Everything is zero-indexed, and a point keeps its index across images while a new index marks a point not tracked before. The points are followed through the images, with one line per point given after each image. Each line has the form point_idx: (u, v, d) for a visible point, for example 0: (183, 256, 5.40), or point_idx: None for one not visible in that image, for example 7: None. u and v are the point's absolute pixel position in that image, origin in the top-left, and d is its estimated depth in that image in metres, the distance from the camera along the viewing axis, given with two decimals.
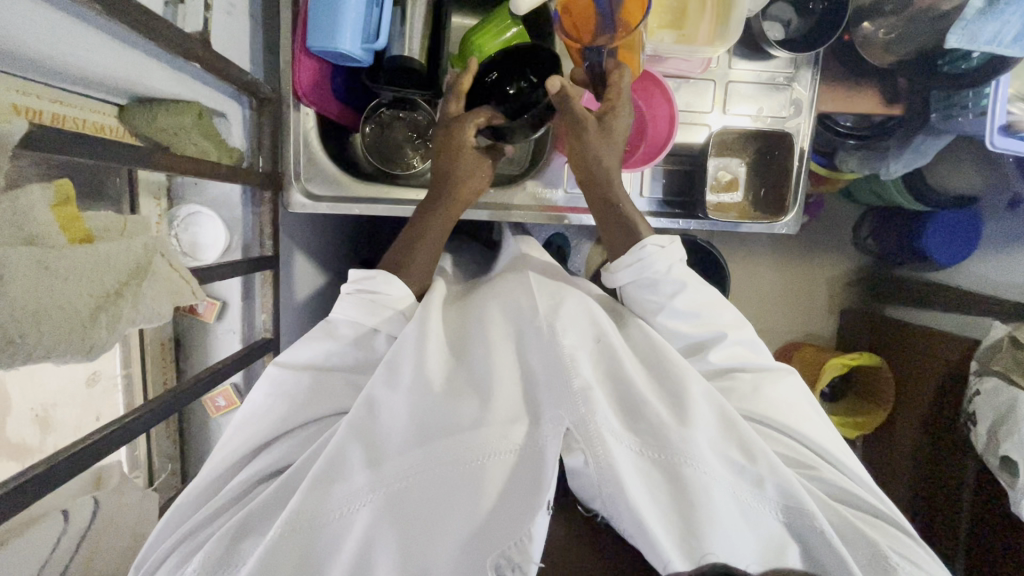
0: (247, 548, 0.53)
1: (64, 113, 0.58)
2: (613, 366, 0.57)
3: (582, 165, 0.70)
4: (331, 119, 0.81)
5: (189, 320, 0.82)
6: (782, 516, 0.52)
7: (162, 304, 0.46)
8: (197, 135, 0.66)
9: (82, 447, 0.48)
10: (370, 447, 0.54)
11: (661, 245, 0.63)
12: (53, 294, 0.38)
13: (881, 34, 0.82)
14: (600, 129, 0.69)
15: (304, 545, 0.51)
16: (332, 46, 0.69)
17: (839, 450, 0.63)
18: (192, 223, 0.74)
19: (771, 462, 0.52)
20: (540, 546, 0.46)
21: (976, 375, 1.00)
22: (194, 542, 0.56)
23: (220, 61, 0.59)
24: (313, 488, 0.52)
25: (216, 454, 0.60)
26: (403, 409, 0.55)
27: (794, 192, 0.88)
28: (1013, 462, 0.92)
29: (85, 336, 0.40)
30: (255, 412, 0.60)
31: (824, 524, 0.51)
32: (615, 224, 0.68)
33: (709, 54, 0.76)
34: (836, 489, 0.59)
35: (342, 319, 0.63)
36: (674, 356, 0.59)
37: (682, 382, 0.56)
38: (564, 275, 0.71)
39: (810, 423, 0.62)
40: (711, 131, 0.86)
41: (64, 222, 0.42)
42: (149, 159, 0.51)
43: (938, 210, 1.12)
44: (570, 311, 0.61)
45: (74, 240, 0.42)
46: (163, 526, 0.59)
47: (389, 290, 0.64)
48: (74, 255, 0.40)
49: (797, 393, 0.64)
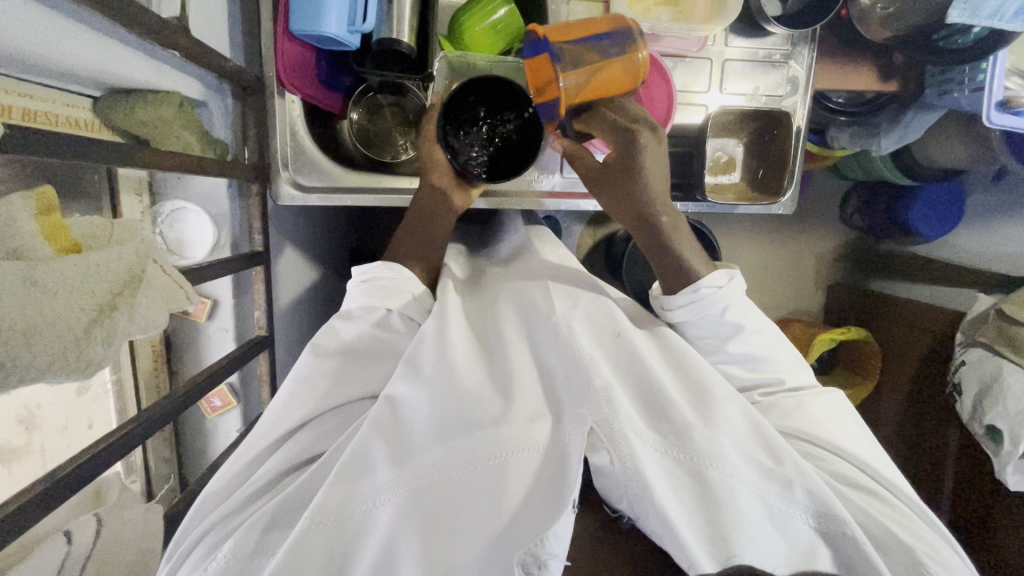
0: (275, 540, 0.53)
1: (35, 108, 0.54)
2: (636, 366, 0.56)
3: (623, 208, 0.70)
4: (318, 105, 0.77)
5: (178, 320, 0.79)
6: (813, 521, 0.52)
7: (157, 313, 0.45)
8: (179, 127, 0.62)
9: (80, 464, 0.46)
10: (394, 442, 0.53)
11: (718, 285, 0.63)
12: (42, 311, 0.36)
13: (880, 8, 0.80)
14: (627, 172, 0.68)
15: (333, 540, 0.50)
16: (319, 30, 0.66)
17: (879, 461, 0.62)
18: (176, 219, 0.71)
19: (798, 464, 0.52)
20: (563, 543, 0.45)
21: (962, 347, 1.03)
22: (222, 532, 0.54)
23: (200, 48, 0.56)
24: (339, 481, 0.51)
25: (241, 445, 0.59)
26: (427, 405, 0.54)
27: (791, 169, 0.87)
28: (998, 431, 0.94)
29: (79, 353, 0.38)
30: (277, 405, 0.58)
31: (853, 529, 0.51)
32: (664, 259, 0.67)
33: (706, 31, 0.75)
34: (864, 490, 0.58)
35: (354, 306, 0.63)
36: (697, 358, 0.59)
37: (706, 385, 0.56)
38: (581, 276, 0.68)
39: (853, 439, 0.62)
40: (707, 112, 0.84)
41: (49, 232, 0.39)
42: (130, 156, 0.48)
43: (925, 183, 1.14)
44: (588, 310, 0.61)
45: (61, 249, 0.40)
46: (191, 515, 0.58)
47: (397, 276, 0.65)
48: (65, 267, 0.38)
49: (839, 408, 0.65)
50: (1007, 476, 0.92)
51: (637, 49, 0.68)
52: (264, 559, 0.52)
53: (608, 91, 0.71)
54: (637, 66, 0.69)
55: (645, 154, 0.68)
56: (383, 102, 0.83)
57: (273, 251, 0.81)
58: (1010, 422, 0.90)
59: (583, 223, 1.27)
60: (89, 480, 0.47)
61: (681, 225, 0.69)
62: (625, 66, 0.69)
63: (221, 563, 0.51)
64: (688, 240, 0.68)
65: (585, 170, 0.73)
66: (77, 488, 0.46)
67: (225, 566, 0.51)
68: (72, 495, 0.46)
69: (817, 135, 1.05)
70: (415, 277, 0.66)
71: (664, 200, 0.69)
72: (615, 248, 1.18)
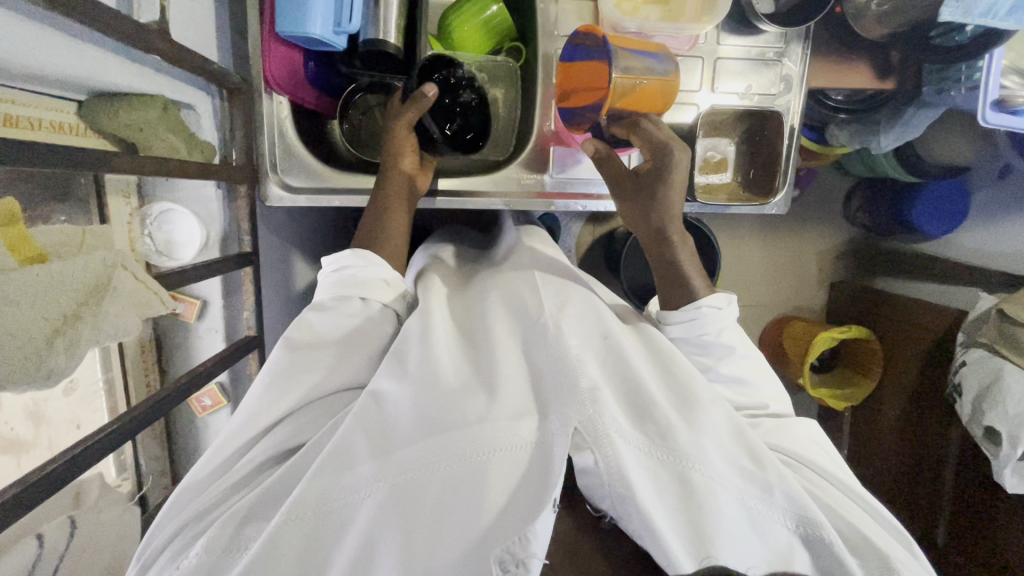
0: (250, 535, 0.52)
1: (17, 113, 0.54)
2: (622, 366, 0.56)
3: (645, 222, 0.69)
4: (306, 106, 0.78)
5: (168, 320, 0.80)
6: (793, 526, 0.52)
7: (127, 319, 0.47)
8: (163, 130, 0.63)
9: (56, 466, 0.47)
10: (377, 438, 0.53)
11: (717, 306, 0.64)
12: (1, 322, 0.39)
13: (874, 6, 0.80)
14: (655, 184, 0.68)
15: (310, 534, 0.50)
16: (303, 32, 0.66)
17: (852, 478, 0.62)
18: (164, 221, 0.71)
19: (778, 470, 0.52)
20: (543, 543, 0.46)
21: (962, 348, 1.02)
22: (194, 530, 0.54)
23: (180, 52, 0.56)
24: (319, 473, 0.52)
25: (215, 441, 0.58)
26: (410, 402, 0.54)
27: (784, 168, 0.86)
28: (997, 433, 0.93)
29: (40, 363, 0.41)
30: (251, 401, 0.58)
31: (831, 534, 0.51)
32: (670, 274, 0.68)
33: (697, 30, 0.74)
34: (844, 502, 0.58)
35: (326, 297, 0.64)
36: (682, 362, 0.59)
37: (691, 388, 0.56)
38: (567, 270, 0.70)
39: (827, 456, 0.63)
40: (699, 111, 0.83)
41: (12, 243, 0.43)
42: (110, 162, 0.49)
43: (929, 180, 1.11)
44: (576, 311, 0.60)
45: (24, 260, 0.43)
46: (163, 513, 0.58)
47: (366, 264, 0.65)
48: (25, 278, 0.40)
49: (819, 441, 0.65)
50: (1006, 479, 0.91)
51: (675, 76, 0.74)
52: (236, 555, 0.52)
53: (644, 107, 0.74)
54: (672, 88, 0.74)
55: (676, 174, 0.68)
56: (374, 102, 0.83)
57: (263, 251, 0.81)
58: (1010, 423, 0.89)
59: (583, 221, 1.26)
60: (66, 481, 0.48)
61: (689, 243, 0.70)
62: (661, 86, 0.73)
63: (195, 559, 0.51)
64: (693, 258, 0.69)
65: (614, 179, 0.72)
66: (53, 489, 0.47)
67: (197, 563, 0.51)
68: (49, 496, 0.47)
69: (815, 132, 1.03)
70: (382, 262, 0.66)
71: (678, 223, 0.69)
72: (613, 247, 1.17)
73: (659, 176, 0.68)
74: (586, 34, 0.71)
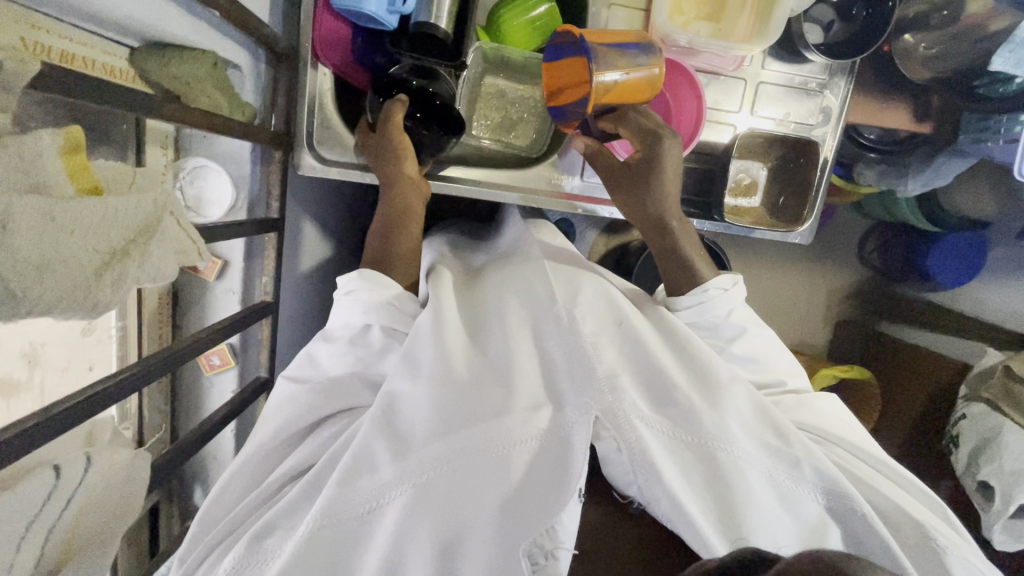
0: (273, 544, 0.54)
1: (73, 52, 0.55)
2: (639, 351, 0.55)
3: (642, 208, 0.69)
4: (350, 82, 0.78)
5: (187, 276, 0.81)
6: (824, 500, 0.52)
7: (166, 264, 0.48)
8: (210, 86, 0.63)
9: (78, 403, 0.48)
10: (393, 439, 0.52)
11: (724, 288, 0.64)
12: (58, 247, 0.39)
13: (922, 48, 0.83)
14: (648, 173, 0.68)
15: (338, 538, 0.51)
16: (358, 6, 0.67)
17: (875, 447, 0.62)
18: (197, 176, 0.73)
19: (805, 446, 0.52)
20: (569, 532, 0.47)
21: (964, 401, 1.02)
22: (227, 543, 0.57)
23: (239, 10, 0.57)
24: (340, 484, 0.51)
25: (247, 442, 0.60)
26: (426, 400, 0.52)
27: (813, 200, 0.86)
28: (991, 488, 0.92)
29: (89, 295, 0.41)
30: (277, 414, 0.60)
31: (862, 506, 0.51)
32: (673, 261, 0.68)
33: (744, 51, 0.75)
34: (876, 477, 0.58)
35: (339, 325, 0.61)
36: (699, 342, 0.58)
37: (711, 367, 0.56)
38: (577, 259, 0.70)
39: (851, 430, 0.63)
40: (735, 132, 0.83)
41: (73, 171, 0.42)
42: (160, 109, 0.49)
43: (947, 232, 1.12)
44: (590, 299, 0.60)
45: (82, 189, 0.43)
46: (196, 524, 0.60)
47: (375, 286, 0.60)
48: (81, 209, 0.40)
49: (840, 410, 0.66)
50: (993, 534, 0.91)
51: (659, 64, 0.69)
52: (263, 564, 0.53)
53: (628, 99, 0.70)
54: (656, 78, 0.69)
55: (668, 160, 0.68)
56: None
57: (287, 219, 0.82)
58: (1002, 479, 0.88)
59: (598, 230, 1.26)
60: (85, 419, 0.49)
61: (689, 228, 0.70)
62: (644, 79, 0.69)
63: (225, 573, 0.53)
64: (699, 246, 0.69)
65: (603, 172, 0.72)
66: (67, 427, 0.47)
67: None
68: (64, 432, 0.47)
69: (844, 168, 1.02)
70: (388, 285, 0.61)
71: (676, 208, 0.69)
72: (628, 257, 1.18)
73: (649, 168, 0.68)
74: (564, 32, 0.69)
